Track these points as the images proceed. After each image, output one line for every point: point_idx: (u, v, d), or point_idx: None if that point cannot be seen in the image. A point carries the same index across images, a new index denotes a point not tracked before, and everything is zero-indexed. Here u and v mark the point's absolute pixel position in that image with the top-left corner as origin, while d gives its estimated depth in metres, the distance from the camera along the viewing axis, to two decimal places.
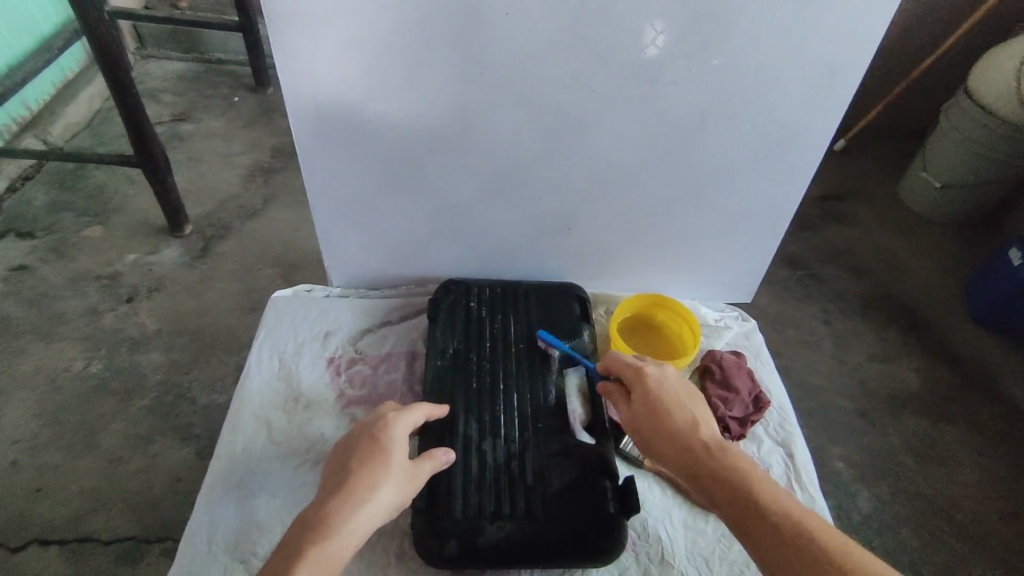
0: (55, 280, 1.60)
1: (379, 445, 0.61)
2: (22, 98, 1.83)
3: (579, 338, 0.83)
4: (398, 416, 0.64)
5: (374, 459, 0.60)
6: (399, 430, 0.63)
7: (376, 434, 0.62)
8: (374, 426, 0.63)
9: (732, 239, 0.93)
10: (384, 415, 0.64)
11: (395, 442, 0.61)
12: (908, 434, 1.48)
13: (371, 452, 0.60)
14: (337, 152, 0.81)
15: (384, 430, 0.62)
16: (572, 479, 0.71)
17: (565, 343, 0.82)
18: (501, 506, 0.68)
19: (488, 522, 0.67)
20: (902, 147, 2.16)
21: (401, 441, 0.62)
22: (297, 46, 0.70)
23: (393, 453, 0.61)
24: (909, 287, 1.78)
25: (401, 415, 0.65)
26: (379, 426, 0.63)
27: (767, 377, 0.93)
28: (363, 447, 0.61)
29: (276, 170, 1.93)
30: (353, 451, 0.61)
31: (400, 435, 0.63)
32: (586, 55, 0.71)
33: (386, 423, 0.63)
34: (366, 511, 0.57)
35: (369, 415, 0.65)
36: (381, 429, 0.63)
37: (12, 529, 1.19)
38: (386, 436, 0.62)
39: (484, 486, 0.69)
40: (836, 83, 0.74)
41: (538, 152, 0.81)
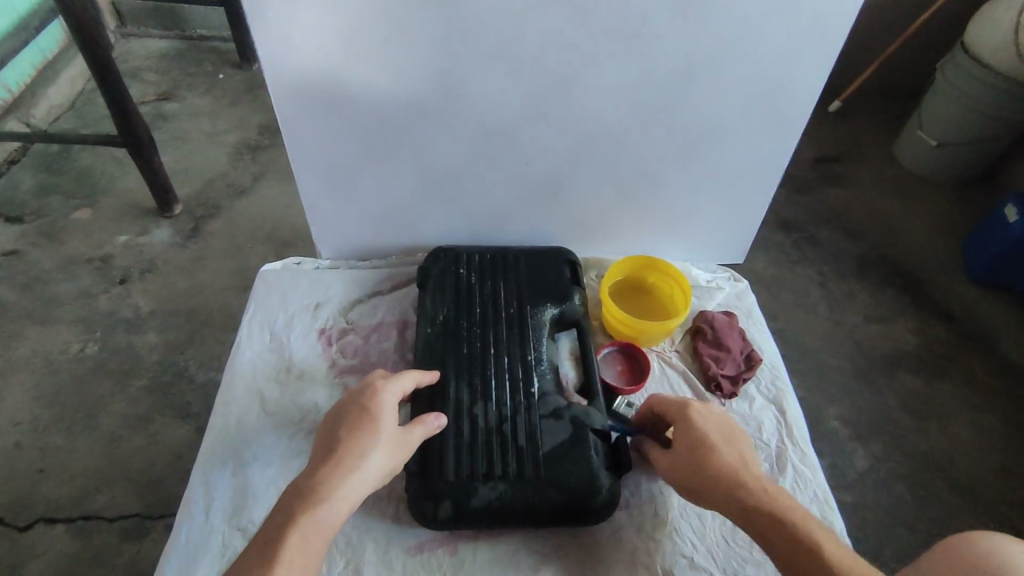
0: (47, 264, 1.59)
1: (368, 413, 0.62)
2: (1, 80, 1.79)
3: (569, 302, 0.83)
4: (387, 384, 0.65)
5: (363, 427, 0.61)
6: (387, 397, 0.64)
7: (364, 403, 0.63)
8: (363, 394, 0.64)
9: (723, 198, 0.92)
10: (373, 383, 0.65)
11: (382, 409, 0.62)
12: (903, 393, 1.49)
13: (360, 420, 0.62)
14: (319, 120, 0.79)
15: (373, 398, 0.63)
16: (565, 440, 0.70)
17: (555, 308, 0.82)
18: (493, 468, 0.68)
19: (481, 484, 0.67)
20: (899, 106, 2.13)
21: (389, 408, 0.63)
22: (270, 11, 0.68)
23: (382, 421, 0.62)
24: (905, 247, 1.77)
25: (390, 384, 0.66)
26: (367, 394, 0.64)
27: (759, 336, 0.92)
28: (352, 415, 0.62)
29: (265, 147, 1.91)
30: (343, 419, 0.62)
31: (388, 402, 0.64)
32: (569, 11, 0.69)
33: (375, 391, 0.64)
34: (357, 477, 0.58)
35: (359, 384, 0.66)
36: (369, 397, 0.64)
37: (18, 509, 1.21)
38: (374, 404, 0.63)
39: (476, 448, 0.69)
40: (826, 33, 0.72)
41: (524, 114, 0.79)
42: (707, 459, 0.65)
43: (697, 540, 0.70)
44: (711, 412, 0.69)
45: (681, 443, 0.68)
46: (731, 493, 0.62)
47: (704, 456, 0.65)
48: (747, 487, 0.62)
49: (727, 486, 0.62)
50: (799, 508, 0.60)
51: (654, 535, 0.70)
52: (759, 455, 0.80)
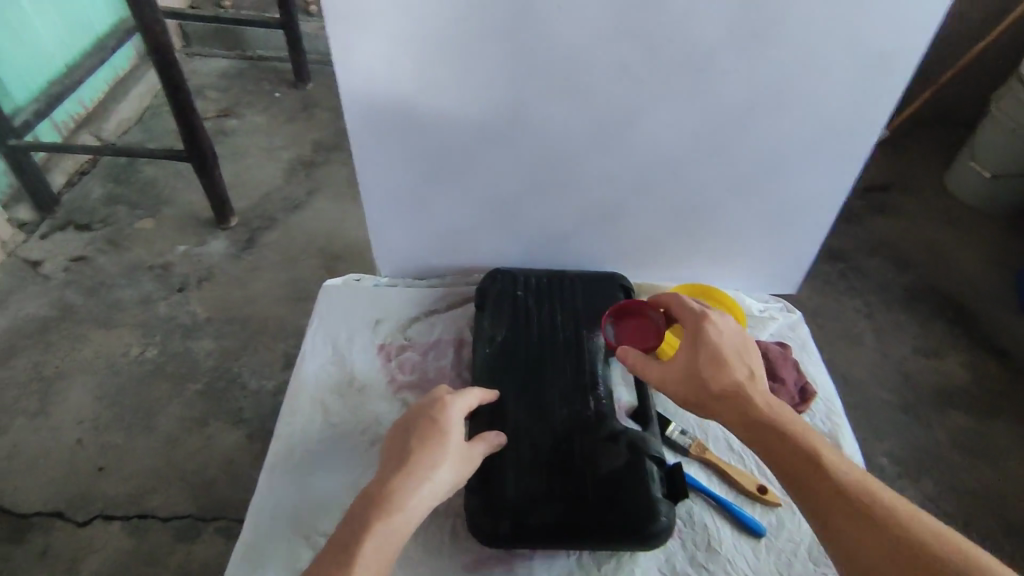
0: (112, 269, 1.67)
1: (437, 425, 0.64)
2: (78, 97, 1.91)
3: None
4: (455, 397, 0.67)
5: (432, 439, 0.63)
6: (455, 411, 0.66)
7: (433, 415, 0.65)
8: (432, 406, 0.66)
9: (779, 228, 0.93)
10: (441, 396, 0.67)
11: (452, 424, 0.64)
12: (955, 430, 1.45)
13: (429, 433, 0.63)
14: (390, 145, 0.83)
15: (442, 411, 0.65)
16: (622, 465, 0.71)
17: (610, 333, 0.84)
18: (551, 489, 0.70)
19: (538, 504, 0.69)
20: (951, 136, 2.09)
21: (458, 422, 0.65)
22: (353, 45, 0.72)
23: (450, 437, 0.63)
24: (957, 279, 1.73)
25: (458, 397, 0.67)
26: (436, 406, 0.65)
27: (813, 368, 0.92)
28: (421, 427, 0.64)
29: (318, 163, 1.98)
30: (412, 430, 0.64)
31: (457, 416, 0.65)
32: (636, 47, 0.71)
33: (444, 404, 0.66)
34: (425, 489, 0.60)
35: (427, 397, 0.68)
36: (439, 409, 0.65)
37: (79, 504, 1.26)
38: (443, 417, 0.65)
39: (534, 469, 0.71)
40: (891, 70, 0.73)
41: (587, 143, 0.82)
42: (722, 372, 0.66)
43: (751, 572, 0.70)
44: (727, 326, 0.70)
45: (691, 351, 0.69)
46: (745, 406, 0.64)
47: (709, 367, 0.67)
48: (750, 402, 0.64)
49: (741, 399, 0.65)
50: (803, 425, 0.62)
51: (708, 566, 0.70)
52: None
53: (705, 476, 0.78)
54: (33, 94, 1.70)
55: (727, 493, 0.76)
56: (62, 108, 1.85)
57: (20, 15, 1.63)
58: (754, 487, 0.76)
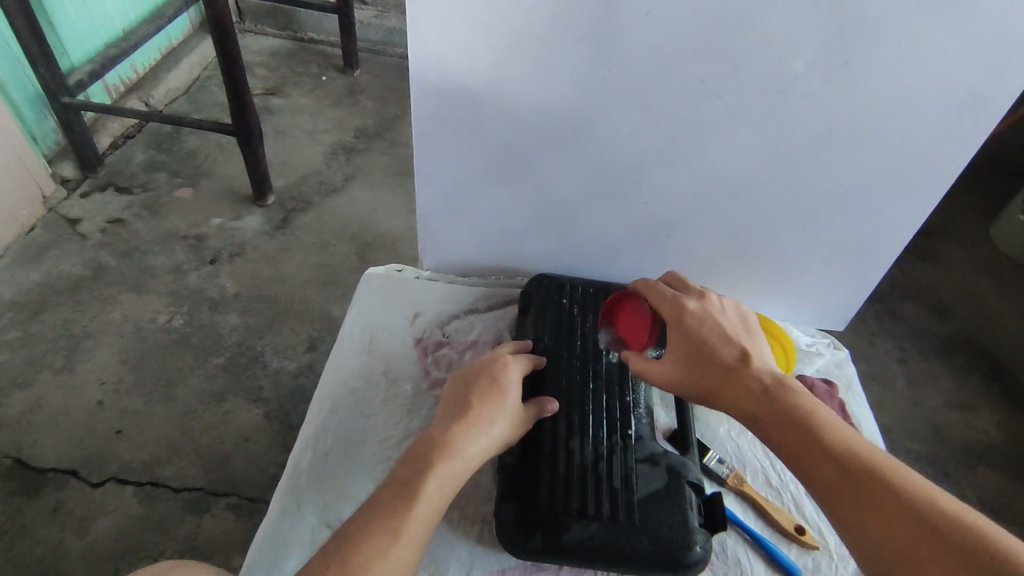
0: (148, 235, 1.68)
1: (499, 383, 0.68)
2: (131, 61, 1.92)
3: None
4: (514, 360, 0.71)
5: (492, 394, 0.67)
6: (514, 374, 0.70)
7: (495, 373, 0.69)
8: (494, 366, 0.70)
9: (836, 262, 0.90)
10: (502, 358, 0.71)
11: (512, 383, 0.68)
12: (983, 489, 1.40)
13: (490, 387, 0.67)
14: (451, 137, 0.82)
15: (503, 370, 0.69)
16: (659, 487, 0.69)
17: None
18: (587, 506, 0.67)
19: (573, 521, 0.66)
20: (1001, 186, 2.04)
21: (515, 385, 0.69)
22: (431, 31, 0.71)
23: (508, 396, 0.67)
24: (996, 334, 1.68)
25: (515, 361, 0.71)
26: (498, 365, 0.70)
27: (859, 410, 0.88)
28: (482, 383, 0.67)
29: (358, 151, 1.98)
30: (473, 383, 0.67)
31: (515, 377, 0.69)
32: (719, 62, 0.70)
33: (504, 365, 0.70)
34: (483, 441, 0.63)
35: (486, 357, 0.72)
36: (500, 368, 0.69)
37: (94, 466, 1.26)
38: (504, 376, 0.69)
39: (570, 483, 0.69)
40: (981, 110, 0.71)
41: (651, 155, 0.80)
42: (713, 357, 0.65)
43: None
44: (712, 308, 0.70)
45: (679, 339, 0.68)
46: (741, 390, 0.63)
47: (698, 358, 0.66)
48: (745, 385, 0.62)
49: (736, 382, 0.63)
50: (802, 403, 0.60)
51: None
52: None
53: (741, 509, 0.75)
54: (87, 58, 1.72)
55: (764, 529, 0.74)
56: (115, 71, 1.87)
57: None
58: (792, 526, 0.73)
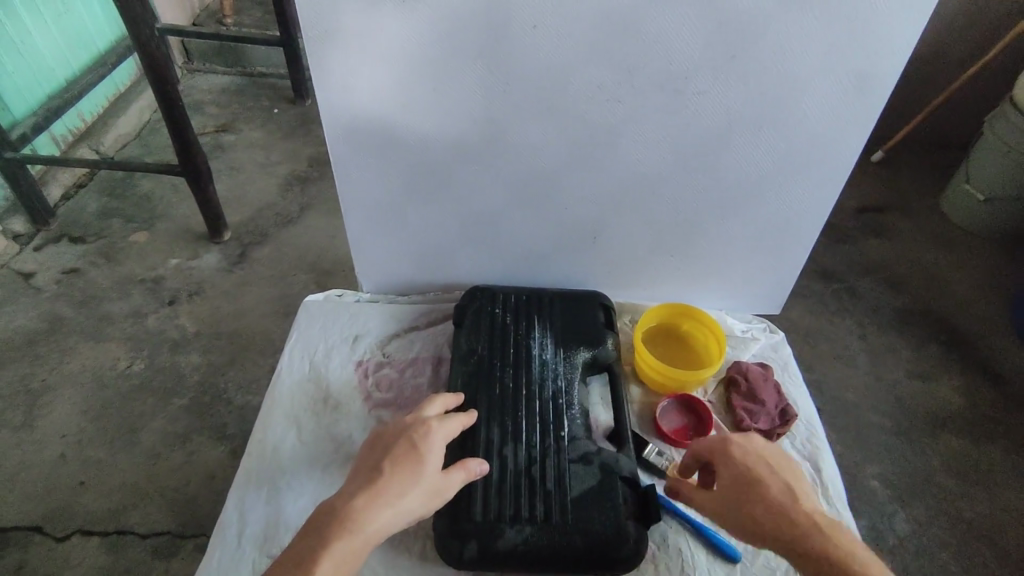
0: (104, 282, 1.67)
1: (416, 451, 0.65)
2: (77, 110, 1.92)
3: (602, 346, 0.84)
4: (441, 424, 0.68)
5: (407, 464, 0.64)
6: (436, 440, 0.67)
7: (416, 438, 0.66)
8: (416, 430, 0.67)
9: (762, 249, 0.92)
10: (428, 421, 0.68)
11: (431, 451, 0.65)
12: (949, 455, 1.43)
13: (406, 456, 0.65)
14: (368, 161, 0.83)
15: (424, 436, 0.66)
16: (592, 486, 0.71)
17: (588, 351, 0.84)
18: (520, 511, 0.69)
19: (507, 526, 0.68)
20: (945, 158, 2.09)
21: (435, 452, 0.66)
22: (332, 61, 0.73)
23: (426, 464, 0.65)
24: (951, 302, 1.72)
25: (440, 423, 0.69)
26: (420, 431, 0.67)
27: (795, 390, 0.90)
28: (400, 448, 0.65)
29: (313, 179, 1.99)
30: (391, 448, 0.65)
31: (437, 444, 0.67)
32: (612, 68, 0.72)
33: (427, 430, 0.67)
34: (389, 515, 0.61)
35: (413, 418, 0.69)
36: (422, 435, 0.67)
37: (58, 520, 1.25)
38: (425, 443, 0.66)
39: (504, 490, 0.70)
40: (868, 92, 0.74)
41: (564, 162, 0.82)
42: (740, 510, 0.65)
43: None
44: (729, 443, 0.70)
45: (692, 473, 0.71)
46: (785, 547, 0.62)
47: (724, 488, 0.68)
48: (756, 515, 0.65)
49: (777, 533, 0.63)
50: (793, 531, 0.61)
51: None
52: None
53: None
54: (32, 109, 1.71)
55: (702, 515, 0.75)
56: (60, 121, 1.86)
57: (20, 30, 1.64)
58: None
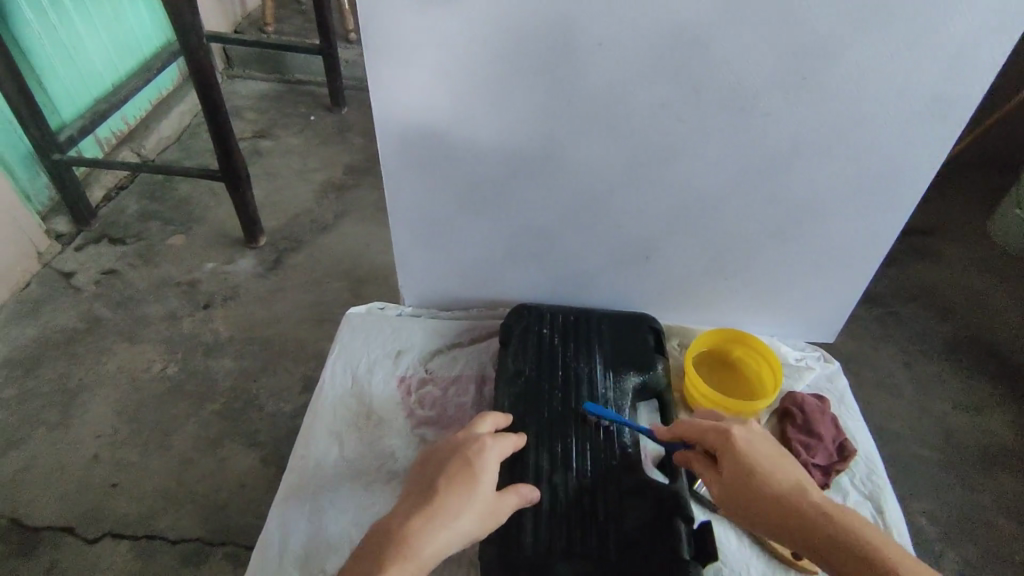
0: (141, 284, 1.69)
1: (471, 470, 0.63)
2: (121, 113, 1.95)
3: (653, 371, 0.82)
4: (494, 442, 0.67)
5: (462, 483, 0.62)
6: (490, 458, 0.65)
7: (470, 456, 0.64)
8: (469, 448, 0.66)
9: (820, 275, 0.89)
10: (481, 438, 0.67)
11: (487, 470, 0.63)
12: (1001, 494, 1.36)
13: (461, 475, 0.63)
14: (419, 174, 0.82)
15: (478, 455, 0.65)
16: (647, 521, 0.69)
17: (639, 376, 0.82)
18: (572, 543, 0.68)
19: (558, 559, 0.67)
20: (994, 182, 2.02)
21: (490, 471, 0.64)
22: (390, 73, 0.72)
23: (481, 484, 0.63)
24: (1002, 332, 1.65)
25: (494, 441, 0.67)
26: (474, 448, 0.65)
27: (853, 424, 0.86)
28: (455, 465, 0.63)
29: (348, 187, 2.00)
30: (445, 465, 0.64)
31: (491, 463, 0.65)
32: (676, 86, 0.70)
33: (481, 448, 0.66)
34: (445, 536, 0.59)
35: (465, 435, 0.68)
36: (475, 452, 0.65)
37: (90, 521, 1.25)
38: (478, 460, 0.64)
39: (554, 519, 0.69)
40: (944, 118, 0.70)
41: (620, 181, 0.80)
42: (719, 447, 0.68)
43: None
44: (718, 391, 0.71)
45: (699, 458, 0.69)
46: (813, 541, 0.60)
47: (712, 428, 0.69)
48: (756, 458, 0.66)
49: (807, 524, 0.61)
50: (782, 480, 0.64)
51: None
52: None
53: (736, 535, 0.74)
54: (79, 111, 1.75)
55: (759, 555, 0.72)
56: (106, 124, 1.89)
57: (72, 34, 1.68)
58: (788, 552, 0.72)
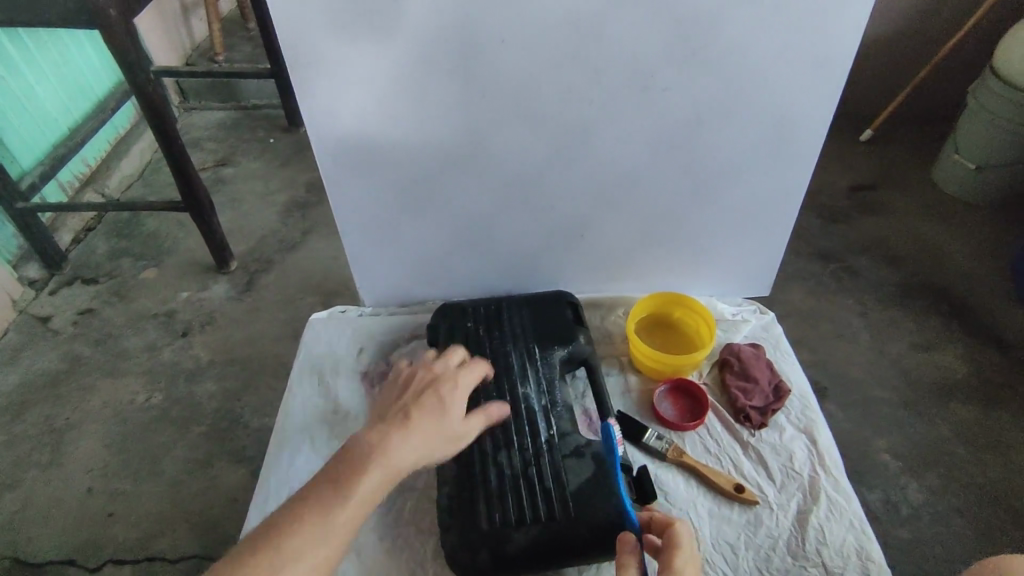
0: (118, 320, 1.73)
1: (447, 399, 0.70)
2: (81, 156, 1.98)
3: (574, 343, 0.89)
4: (465, 376, 0.74)
5: (438, 405, 0.69)
6: (462, 391, 0.72)
7: (445, 390, 0.71)
8: (443, 383, 0.73)
9: (748, 232, 0.96)
10: (455, 375, 0.74)
11: (458, 401, 0.71)
12: (957, 424, 1.44)
13: (437, 400, 0.69)
14: (359, 180, 0.87)
15: (451, 389, 0.72)
16: (585, 479, 0.77)
17: (562, 350, 0.88)
18: (525, 514, 0.75)
19: (514, 530, 0.74)
20: (933, 132, 2.11)
21: (461, 400, 0.72)
22: (317, 86, 0.77)
23: (453, 411, 0.70)
24: (948, 272, 1.73)
25: (466, 379, 0.74)
26: (449, 384, 0.72)
27: (788, 365, 0.93)
28: (431, 392, 0.70)
29: (313, 204, 2.05)
30: (423, 391, 0.70)
31: (462, 394, 0.72)
32: (582, 71, 0.76)
33: (454, 383, 0.73)
34: (422, 444, 0.65)
35: (439, 369, 0.74)
36: (450, 389, 0.72)
37: (89, 551, 1.29)
38: (453, 396, 0.71)
39: (505, 495, 0.76)
40: (826, 75, 0.77)
41: (546, 165, 0.86)
42: None
43: (730, 570, 0.74)
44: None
45: None
46: None
47: None
48: None
49: None
50: None
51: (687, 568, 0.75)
52: (791, 484, 0.80)
53: (682, 478, 0.81)
54: (38, 159, 1.78)
55: (699, 492, 0.80)
56: (66, 169, 1.92)
57: (23, 84, 1.71)
58: (729, 486, 0.79)
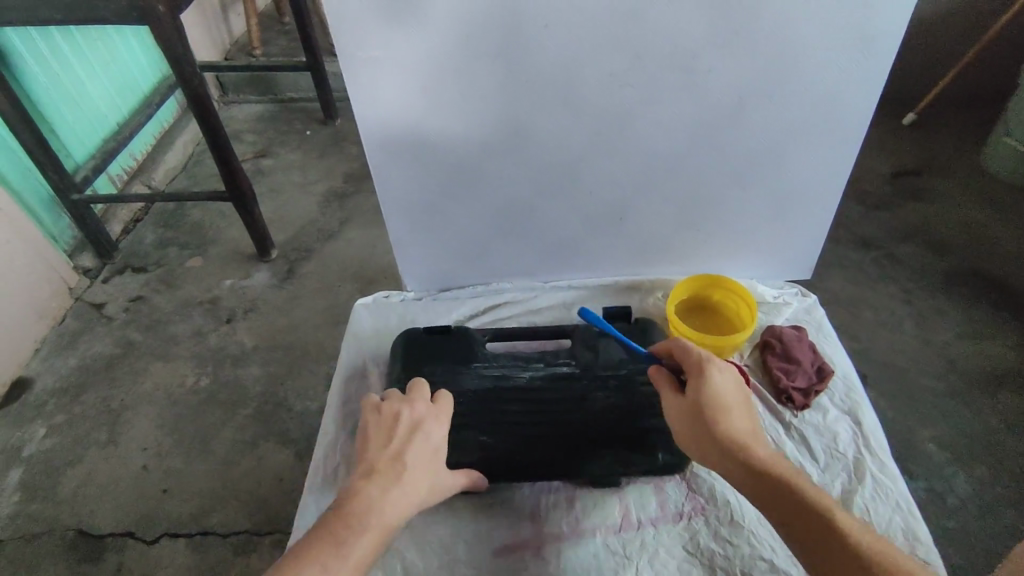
0: (167, 307, 1.80)
1: (353, 524, 0.65)
2: (129, 150, 2.05)
3: (470, 338, 0.96)
4: (375, 486, 0.68)
5: (340, 537, 0.64)
6: (372, 503, 0.67)
7: (356, 510, 0.66)
8: (353, 501, 0.67)
9: (789, 215, 0.95)
10: (364, 487, 0.68)
11: (367, 524, 0.65)
12: (1005, 413, 1.40)
13: (342, 531, 0.64)
14: (403, 168, 0.89)
15: (363, 508, 0.66)
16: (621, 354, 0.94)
17: (473, 354, 0.95)
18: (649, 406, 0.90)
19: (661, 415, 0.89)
20: (982, 114, 2.04)
21: (373, 517, 0.66)
22: (363, 75, 0.79)
23: (361, 535, 0.64)
24: (996, 258, 1.68)
25: (380, 490, 0.68)
26: (359, 504, 0.67)
27: (830, 347, 0.93)
28: (338, 520, 0.65)
29: (351, 194, 2.09)
30: (328, 523, 0.65)
31: (376, 508, 0.66)
32: (625, 54, 0.76)
33: (366, 497, 0.67)
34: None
35: (352, 486, 0.69)
36: (360, 510, 0.66)
37: (146, 525, 1.36)
38: (363, 517, 0.66)
39: (625, 404, 0.90)
40: (874, 54, 0.76)
41: (587, 149, 0.86)
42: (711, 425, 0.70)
43: None
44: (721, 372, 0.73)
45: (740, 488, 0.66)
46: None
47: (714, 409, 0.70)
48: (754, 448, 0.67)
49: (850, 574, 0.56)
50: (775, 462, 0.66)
51: (731, 539, 0.84)
52: (835, 465, 0.80)
53: None
54: (89, 153, 1.85)
55: None
56: (116, 162, 2.00)
57: (74, 80, 1.78)
58: None
